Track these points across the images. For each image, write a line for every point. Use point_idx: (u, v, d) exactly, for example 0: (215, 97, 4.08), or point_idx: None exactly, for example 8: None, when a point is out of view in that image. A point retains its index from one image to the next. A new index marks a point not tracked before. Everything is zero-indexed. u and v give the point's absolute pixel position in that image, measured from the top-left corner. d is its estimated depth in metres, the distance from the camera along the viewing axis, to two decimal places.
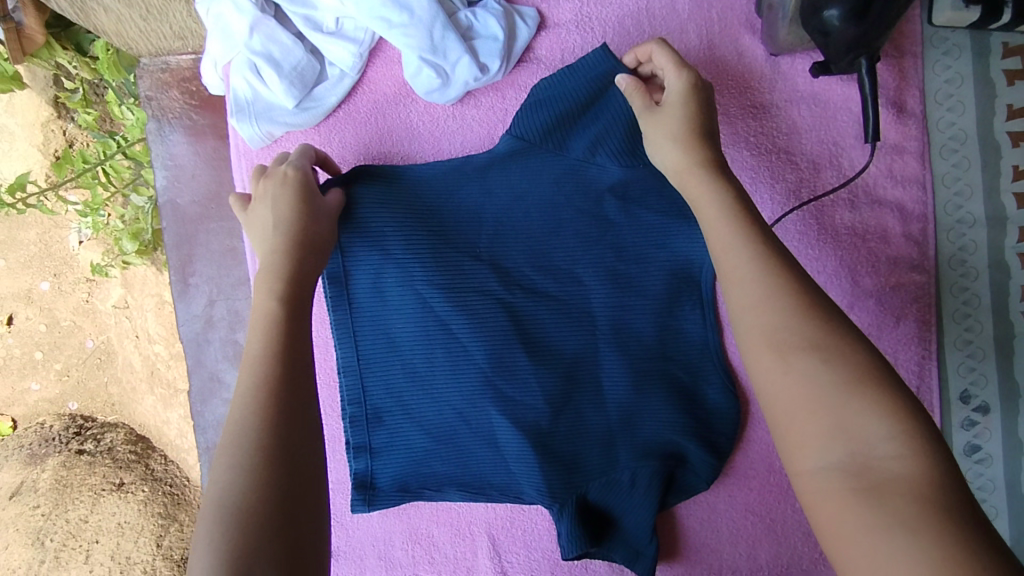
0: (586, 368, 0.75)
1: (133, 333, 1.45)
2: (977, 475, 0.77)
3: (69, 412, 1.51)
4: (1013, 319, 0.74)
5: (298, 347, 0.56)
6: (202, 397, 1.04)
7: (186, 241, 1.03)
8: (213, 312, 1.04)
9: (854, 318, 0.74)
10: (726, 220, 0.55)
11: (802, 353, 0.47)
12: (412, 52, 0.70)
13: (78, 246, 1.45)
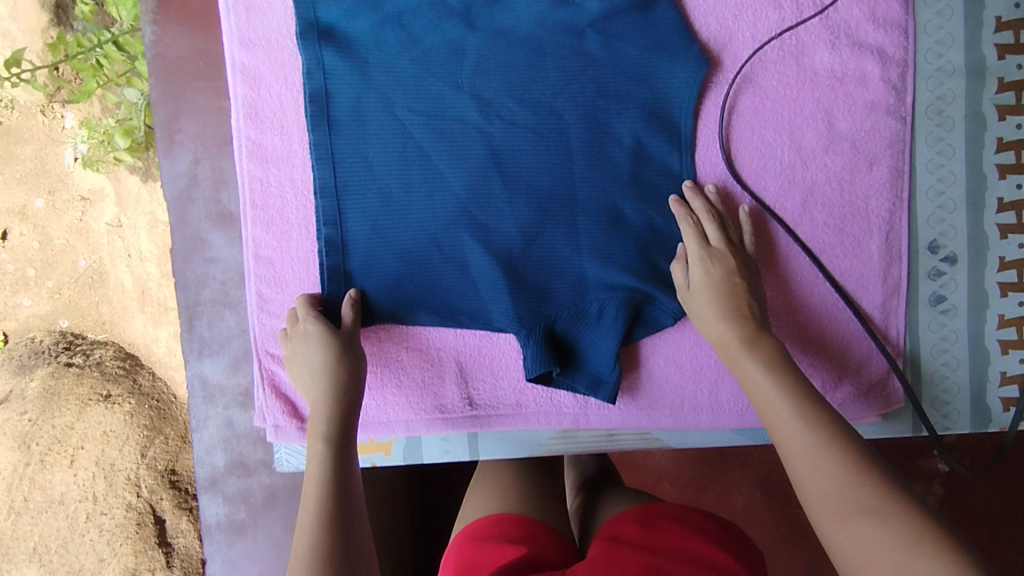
0: (560, 202, 0.75)
1: (129, 252, 1.49)
2: (940, 326, 0.78)
3: (60, 329, 1.59)
4: (985, 170, 0.75)
5: (345, 446, 0.66)
6: (184, 255, 1.04)
7: (172, 98, 1.02)
8: (197, 171, 1.03)
9: (829, 161, 0.75)
10: (764, 370, 0.64)
11: (814, 457, 0.56)
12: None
13: (72, 163, 1.52)
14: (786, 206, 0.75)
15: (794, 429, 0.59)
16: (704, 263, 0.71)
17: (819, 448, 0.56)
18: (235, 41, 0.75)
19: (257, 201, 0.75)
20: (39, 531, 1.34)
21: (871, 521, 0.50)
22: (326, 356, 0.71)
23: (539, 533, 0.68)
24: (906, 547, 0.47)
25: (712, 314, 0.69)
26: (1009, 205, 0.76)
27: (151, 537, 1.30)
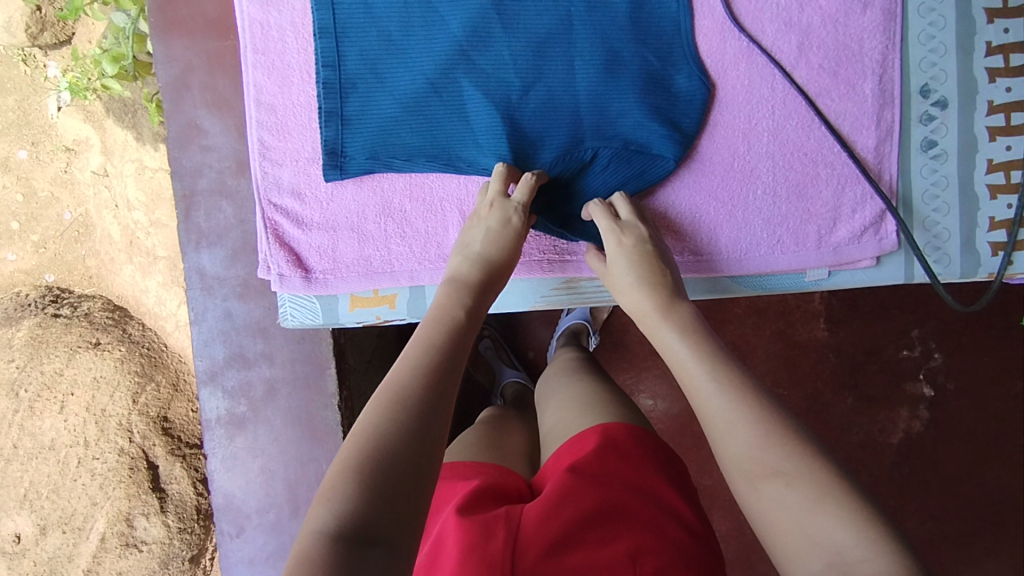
0: (558, 44, 0.75)
1: (113, 204, 1.48)
2: (931, 172, 0.79)
3: (47, 284, 1.52)
4: (974, 14, 0.77)
5: (459, 340, 0.62)
6: (180, 143, 1.04)
7: None
8: (193, 57, 1.03)
9: (823, 4, 0.76)
10: (677, 336, 0.65)
11: (716, 411, 0.57)
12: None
13: (57, 113, 1.48)
14: (782, 49, 0.77)
15: (699, 390, 0.60)
16: (620, 232, 0.73)
17: (729, 412, 0.56)
18: None
19: (258, 45, 0.75)
20: (29, 477, 1.33)
21: (779, 483, 0.52)
22: (508, 237, 0.72)
23: (493, 472, 0.70)
24: (814, 506, 0.49)
25: (632, 284, 0.70)
26: (998, 49, 0.77)
27: (144, 482, 1.31)
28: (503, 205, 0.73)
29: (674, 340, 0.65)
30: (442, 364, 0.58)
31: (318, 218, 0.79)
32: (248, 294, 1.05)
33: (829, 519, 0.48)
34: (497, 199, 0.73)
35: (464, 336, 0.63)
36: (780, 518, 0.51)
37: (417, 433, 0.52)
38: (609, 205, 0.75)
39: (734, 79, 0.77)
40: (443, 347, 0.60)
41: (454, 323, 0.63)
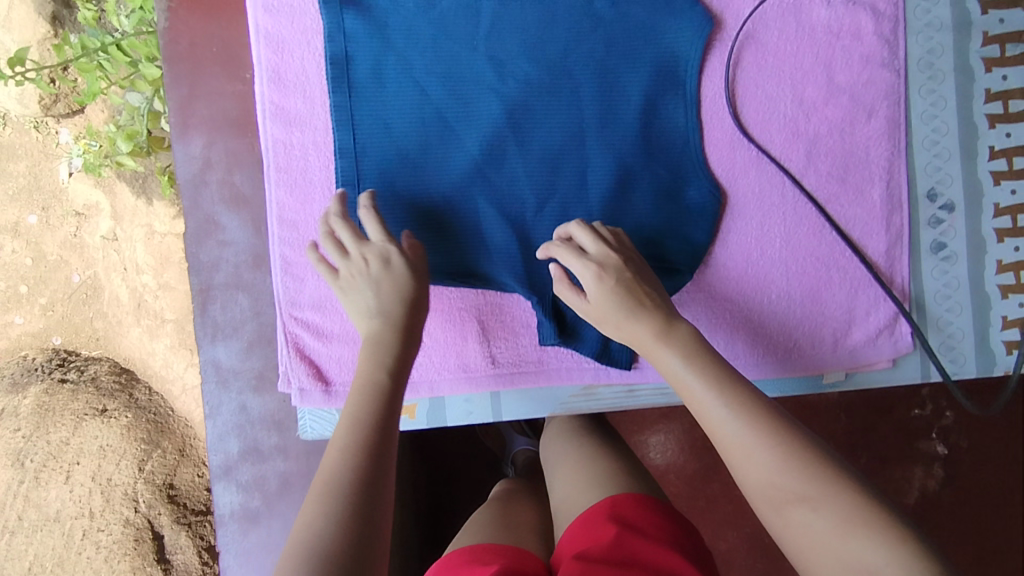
0: (571, 162, 0.78)
1: (121, 266, 1.46)
2: (942, 273, 0.80)
3: (52, 347, 1.48)
4: (976, 120, 0.79)
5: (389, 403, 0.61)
6: (197, 239, 1.05)
7: (186, 83, 1.04)
8: (211, 154, 1.05)
9: (829, 114, 0.78)
10: (681, 359, 0.63)
11: (740, 437, 0.57)
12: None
13: (67, 178, 1.46)
14: (791, 157, 0.79)
15: (714, 416, 0.59)
16: (596, 268, 0.69)
17: (744, 437, 0.56)
18: (257, 8, 0.76)
19: (280, 163, 0.77)
20: (34, 550, 1.26)
21: (805, 508, 0.52)
22: (398, 281, 0.68)
23: (511, 555, 0.68)
24: (844, 529, 0.50)
25: (622, 318, 0.67)
26: (1000, 153, 0.80)
27: (149, 553, 1.23)
28: (377, 250, 0.70)
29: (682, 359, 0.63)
30: (371, 482, 0.54)
31: (338, 330, 0.78)
32: (264, 387, 1.06)
33: (859, 541, 0.49)
34: (366, 248, 0.69)
35: (395, 414, 0.61)
36: (811, 544, 0.51)
37: (360, 525, 0.51)
38: (569, 243, 0.71)
39: (745, 187, 0.79)
40: (371, 451, 0.56)
41: (380, 416, 0.60)
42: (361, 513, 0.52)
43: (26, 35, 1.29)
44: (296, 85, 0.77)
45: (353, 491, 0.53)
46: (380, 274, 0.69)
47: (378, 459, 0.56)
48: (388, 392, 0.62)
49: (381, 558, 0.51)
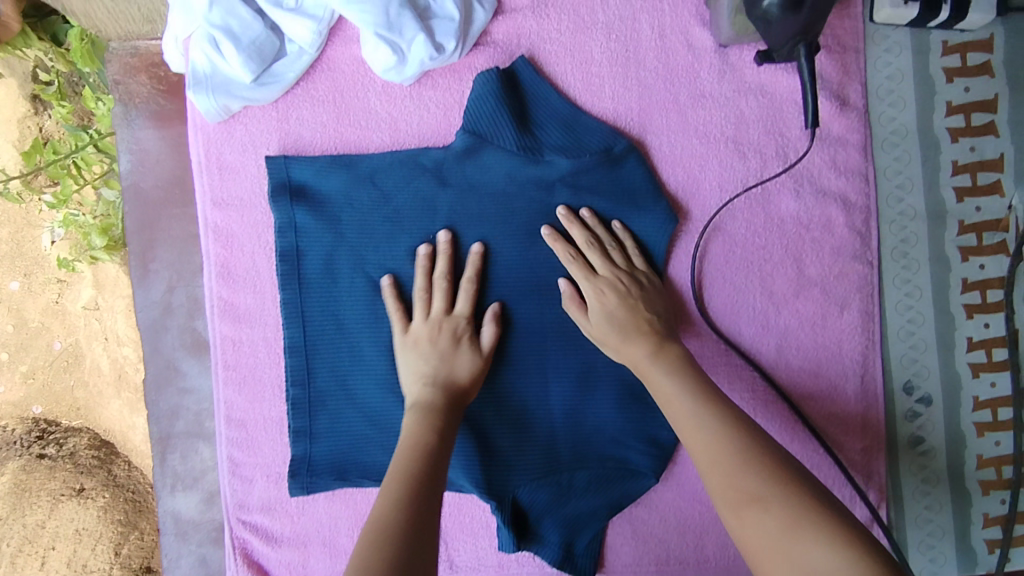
0: (532, 361, 0.75)
1: (104, 335, 1.21)
2: (920, 468, 0.78)
3: (33, 417, 1.22)
4: (953, 311, 0.76)
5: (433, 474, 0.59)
6: (157, 385, 1.01)
7: (148, 226, 1.00)
8: (172, 299, 1.01)
9: (801, 307, 0.75)
10: (668, 378, 0.65)
11: (723, 451, 0.57)
12: (367, 27, 0.66)
13: (50, 246, 1.20)
14: (762, 352, 0.76)
15: (674, 397, 0.64)
16: (589, 274, 0.71)
17: (714, 442, 0.58)
18: (207, 201, 0.74)
19: (228, 361, 0.74)
20: None
21: (758, 508, 0.52)
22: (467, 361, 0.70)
23: None
24: (792, 531, 0.49)
25: (619, 338, 0.69)
26: (979, 345, 0.76)
27: None
28: (449, 324, 0.71)
29: (674, 390, 0.64)
30: (423, 498, 0.56)
31: (289, 532, 0.76)
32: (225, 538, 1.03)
33: (804, 543, 0.48)
34: (442, 319, 0.71)
35: (437, 472, 0.59)
36: (759, 541, 0.50)
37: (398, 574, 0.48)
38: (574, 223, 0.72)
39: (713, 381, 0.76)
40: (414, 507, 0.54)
41: (421, 460, 0.60)
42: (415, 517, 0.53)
43: (5, 116, 1.18)
44: (245, 281, 0.74)
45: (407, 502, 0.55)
46: (446, 346, 0.70)
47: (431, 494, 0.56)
48: (428, 464, 0.59)
49: None
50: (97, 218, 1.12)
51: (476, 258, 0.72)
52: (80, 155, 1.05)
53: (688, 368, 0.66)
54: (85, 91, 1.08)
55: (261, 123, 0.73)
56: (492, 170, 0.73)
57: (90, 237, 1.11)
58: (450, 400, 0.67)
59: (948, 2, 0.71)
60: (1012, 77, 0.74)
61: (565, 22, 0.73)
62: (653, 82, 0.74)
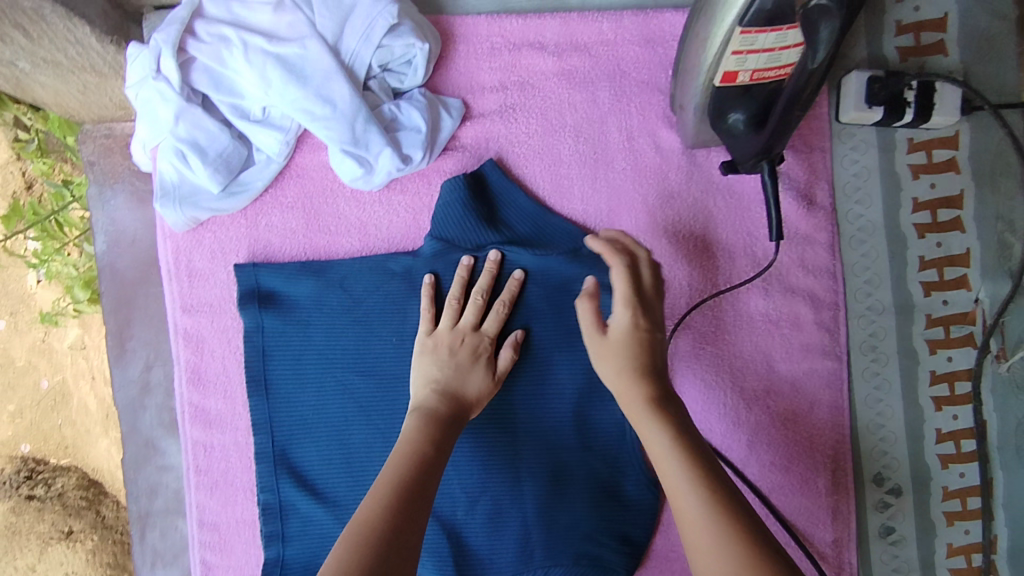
0: (503, 459, 0.74)
1: (91, 375, 1.15)
2: (891, 558, 0.77)
3: (20, 456, 1.16)
4: (922, 403, 0.76)
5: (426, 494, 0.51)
6: (136, 465, 0.93)
7: (126, 305, 0.94)
8: (150, 377, 0.94)
9: (771, 403, 0.76)
10: (660, 427, 0.56)
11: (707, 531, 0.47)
12: (334, 144, 0.69)
13: (35, 285, 1.15)
14: (732, 447, 0.76)
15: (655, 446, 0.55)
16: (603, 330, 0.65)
17: (704, 511, 0.48)
18: (177, 307, 0.76)
19: (200, 466, 0.76)
20: None
21: None
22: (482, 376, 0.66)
23: None
24: None
25: (624, 370, 0.62)
26: (948, 436, 0.76)
27: None
28: (473, 340, 0.68)
29: (655, 417, 0.57)
30: (421, 495, 0.50)
31: None
32: None
33: None
34: (469, 333, 0.68)
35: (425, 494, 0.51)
36: None
37: None
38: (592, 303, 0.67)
39: None
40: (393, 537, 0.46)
41: (424, 458, 0.54)
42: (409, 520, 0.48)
43: None
44: (218, 385, 0.76)
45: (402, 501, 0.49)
46: (464, 360, 0.66)
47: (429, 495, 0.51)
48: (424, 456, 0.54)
49: None
50: (80, 270, 1.08)
51: (515, 285, 0.70)
52: (61, 216, 1.04)
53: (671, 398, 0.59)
54: (67, 149, 1.05)
55: (231, 229, 0.75)
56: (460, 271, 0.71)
57: (74, 290, 1.08)
58: (451, 415, 0.61)
59: (913, 105, 0.71)
60: (978, 174, 0.74)
61: (534, 125, 0.75)
62: (622, 183, 0.75)
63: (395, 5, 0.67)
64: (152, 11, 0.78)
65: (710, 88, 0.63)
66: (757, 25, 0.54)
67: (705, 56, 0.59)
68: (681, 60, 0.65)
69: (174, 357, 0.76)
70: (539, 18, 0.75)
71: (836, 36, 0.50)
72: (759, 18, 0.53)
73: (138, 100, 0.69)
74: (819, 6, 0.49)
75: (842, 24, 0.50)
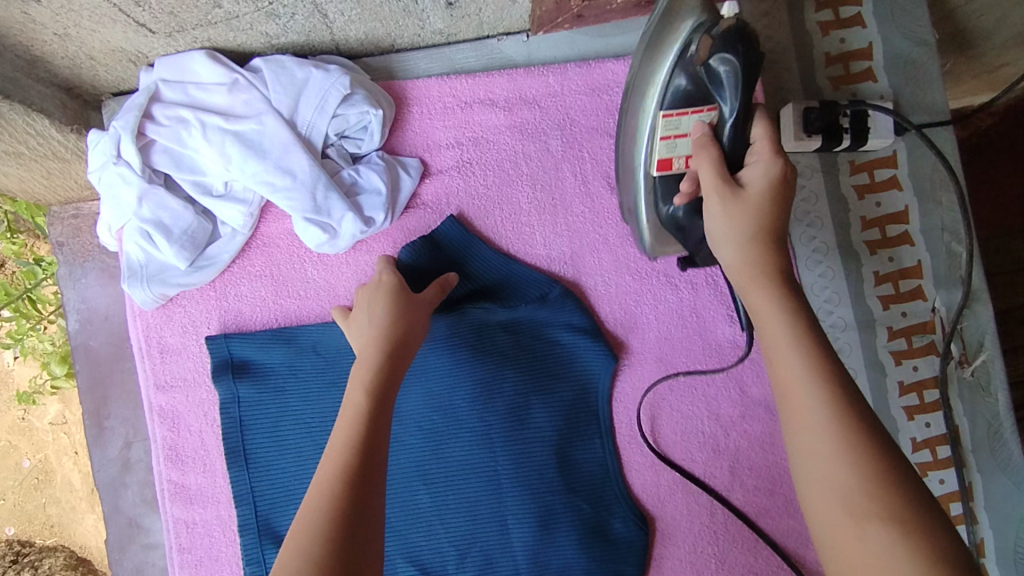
0: (488, 508, 0.74)
1: (74, 450, 1.13)
2: None
3: (4, 539, 1.13)
4: (894, 414, 0.77)
5: (379, 432, 0.55)
6: (119, 545, 0.91)
7: (101, 383, 0.93)
8: (130, 454, 0.92)
9: (748, 427, 0.77)
10: (778, 298, 0.51)
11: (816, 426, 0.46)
12: (296, 213, 0.70)
13: (12, 361, 1.13)
14: (715, 474, 0.76)
15: (787, 356, 0.49)
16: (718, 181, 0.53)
17: (824, 407, 0.46)
18: (150, 385, 0.77)
19: (183, 544, 0.75)
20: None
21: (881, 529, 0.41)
22: (385, 296, 0.66)
23: None
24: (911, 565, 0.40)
25: (744, 257, 0.53)
26: (923, 444, 0.76)
27: None
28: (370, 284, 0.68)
29: (787, 332, 0.49)
30: (346, 523, 0.48)
31: None
32: None
33: None
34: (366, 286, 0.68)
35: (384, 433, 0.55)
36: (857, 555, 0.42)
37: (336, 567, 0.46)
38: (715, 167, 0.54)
39: (671, 510, 0.76)
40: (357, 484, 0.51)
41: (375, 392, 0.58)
42: (341, 552, 0.46)
43: None
44: (197, 459, 0.76)
45: (329, 537, 0.47)
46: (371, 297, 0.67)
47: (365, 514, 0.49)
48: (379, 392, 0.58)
49: None
50: (57, 346, 1.07)
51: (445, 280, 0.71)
52: (33, 294, 1.02)
53: (811, 325, 0.50)
54: (37, 228, 1.05)
55: (200, 302, 0.77)
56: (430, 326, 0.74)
57: (50, 367, 1.06)
58: (377, 409, 0.57)
59: (849, 132, 0.75)
60: (919, 189, 0.78)
61: (491, 177, 0.78)
62: (582, 225, 0.77)
63: (346, 76, 0.71)
64: (111, 97, 0.80)
65: (658, 182, 0.59)
66: (676, 105, 0.54)
67: (639, 158, 0.59)
68: (617, 166, 0.64)
69: (152, 434, 0.77)
70: (488, 76, 0.79)
71: (741, 90, 0.52)
72: (676, 95, 0.54)
73: (100, 184, 0.70)
74: (715, 66, 0.51)
75: (743, 75, 0.51)
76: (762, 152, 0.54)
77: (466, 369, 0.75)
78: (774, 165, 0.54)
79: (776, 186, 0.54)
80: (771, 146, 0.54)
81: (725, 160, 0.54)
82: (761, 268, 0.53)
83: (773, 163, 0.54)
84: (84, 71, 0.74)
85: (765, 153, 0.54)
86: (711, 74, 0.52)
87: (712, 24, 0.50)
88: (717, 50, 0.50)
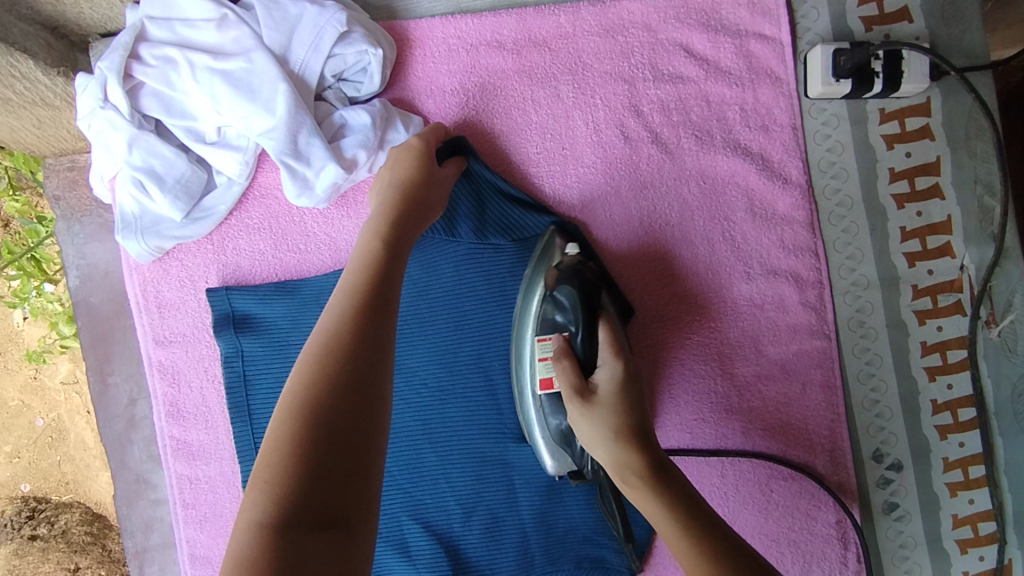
0: (493, 466, 0.73)
1: (85, 410, 1.13)
2: (897, 534, 0.74)
3: (21, 495, 1.13)
4: (914, 374, 0.74)
5: (389, 263, 0.53)
6: (128, 500, 0.91)
7: (104, 339, 0.91)
8: (136, 412, 0.91)
9: (762, 388, 0.74)
10: (579, 402, 0.58)
11: (632, 474, 0.54)
12: (272, 154, 0.66)
13: (22, 322, 1.12)
14: (727, 436, 0.74)
15: (646, 503, 0.52)
16: (585, 401, 0.58)
17: (612, 447, 0.55)
18: (150, 341, 0.76)
19: (186, 500, 0.75)
20: None
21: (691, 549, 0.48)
22: (409, 163, 0.63)
23: None
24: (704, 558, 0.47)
25: (608, 445, 0.55)
26: (944, 407, 0.74)
27: None
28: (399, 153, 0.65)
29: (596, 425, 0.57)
30: (356, 348, 0.46)
31: None
32: None
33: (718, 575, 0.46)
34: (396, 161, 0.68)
35: (393, 267, 0.53)
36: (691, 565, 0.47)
37: (348, 383, 0.44)
38: (576, 374, 0.59)
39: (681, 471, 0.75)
40: (369, 306, 0.49)
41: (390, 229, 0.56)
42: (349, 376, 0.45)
43: None
44: (200, 416, 0.75)
45: (345, 349, 0.46)
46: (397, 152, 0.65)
47: (376, 360, 0.46)
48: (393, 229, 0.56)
49: (366, 419, 0.44)
50: (62, 305, 1.06)
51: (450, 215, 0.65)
52: (36, 253, 1.00)
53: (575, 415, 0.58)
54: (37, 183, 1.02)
55: (198, 256, 0.75)
56: (432, 269, 0.73)
57: (56, 325, 1.05)
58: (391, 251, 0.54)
59: (881, 76, 0.70)
60: (952, 140, 0.73)
61: (498, 125, 0.75)
62: (593, 176, 0.74)
63: (343, 12, 0.66)
64: (98, 39, 0.77)
65: (543, 397, 0.64)
66: (550, 332, 0.63)
67: (527, 386, 0.68)
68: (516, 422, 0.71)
69: (156, 391, 0.76)
70: (495, 16, 0.75)
71: (578, 297, 0.62)
72: (547, 326, 0.64)
73: (89, 132, 0.67)
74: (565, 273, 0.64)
75: (581, 288, 0.62)
76: (605, 355, 0.60)
77: (474, 318, 0.72)
78: (615, 367, 0.59)
79: (622, 388, 0.58)
80: (611, 346, 0.60)
81: (580, 371, 0.60)
82: (615, 425, 0.56)
83: (613, 367, 0.59)
84: (68, 9, 0.70)
85: (607, 354, 0.60)
86: (559, 301, 0.63)
87: (563, 258, 0.67)
88: (562, 278, 0.64)
